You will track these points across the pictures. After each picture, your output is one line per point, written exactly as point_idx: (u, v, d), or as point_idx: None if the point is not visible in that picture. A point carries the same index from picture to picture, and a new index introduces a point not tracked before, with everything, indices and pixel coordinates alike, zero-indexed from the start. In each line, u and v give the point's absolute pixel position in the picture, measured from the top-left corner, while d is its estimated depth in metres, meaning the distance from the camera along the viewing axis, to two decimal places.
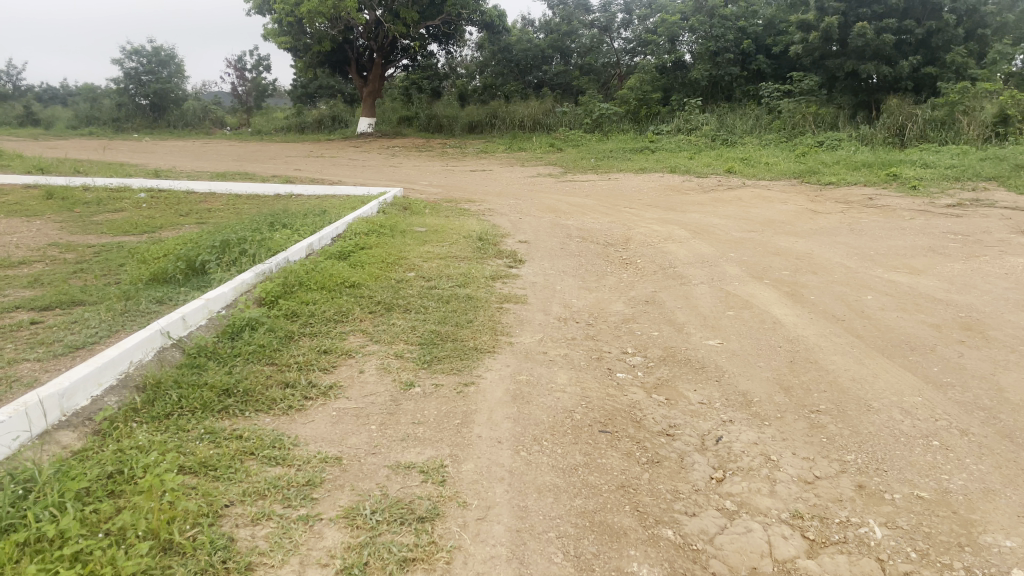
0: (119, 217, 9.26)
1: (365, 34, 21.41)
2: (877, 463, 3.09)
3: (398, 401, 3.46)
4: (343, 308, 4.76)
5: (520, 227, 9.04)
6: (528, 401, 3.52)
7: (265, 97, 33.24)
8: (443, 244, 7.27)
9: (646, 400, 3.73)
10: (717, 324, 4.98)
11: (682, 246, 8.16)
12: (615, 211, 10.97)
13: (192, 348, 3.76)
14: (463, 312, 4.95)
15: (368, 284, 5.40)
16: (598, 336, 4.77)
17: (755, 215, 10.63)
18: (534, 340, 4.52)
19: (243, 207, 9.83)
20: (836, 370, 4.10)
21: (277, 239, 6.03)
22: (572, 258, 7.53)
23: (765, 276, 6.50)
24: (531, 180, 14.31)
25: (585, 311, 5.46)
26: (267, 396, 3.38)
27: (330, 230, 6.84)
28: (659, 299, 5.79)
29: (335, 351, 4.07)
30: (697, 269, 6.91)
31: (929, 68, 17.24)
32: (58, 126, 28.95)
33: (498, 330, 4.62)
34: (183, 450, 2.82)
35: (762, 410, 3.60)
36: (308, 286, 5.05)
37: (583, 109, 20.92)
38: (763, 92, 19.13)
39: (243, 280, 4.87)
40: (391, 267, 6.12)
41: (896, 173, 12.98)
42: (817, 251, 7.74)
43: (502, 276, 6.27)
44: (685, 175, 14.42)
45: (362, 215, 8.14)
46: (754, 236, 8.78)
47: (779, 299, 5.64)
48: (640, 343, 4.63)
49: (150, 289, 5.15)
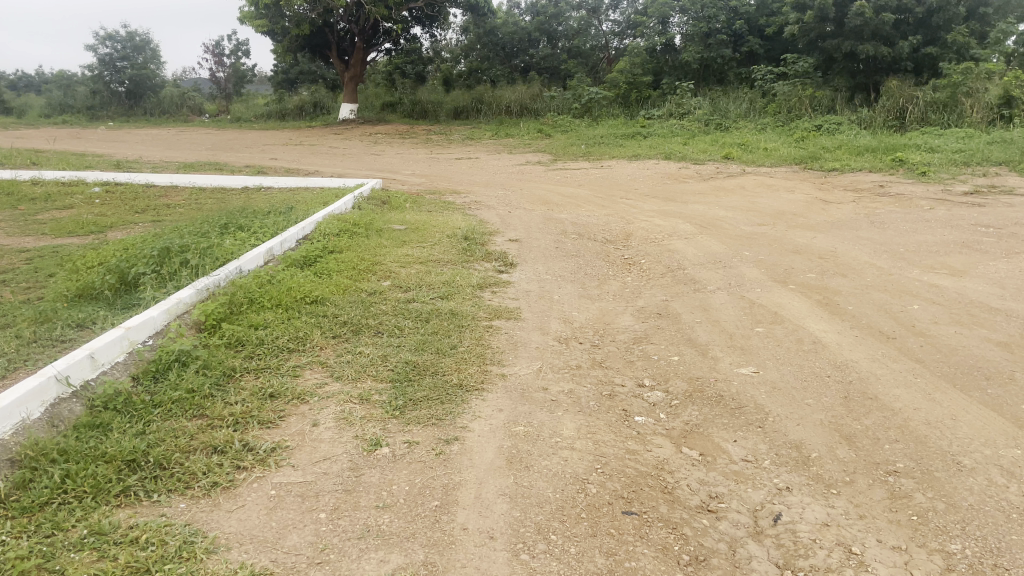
0: (66, 215, 8.40)
1: (345, 17, 20.40)
2: (992, 555, 2.34)
3: (359, 471, 2.66)
4: (300, 333, 3.95)
5: (509, 223, 8.24)
6: (527, 467, 2.74)
7: (245, 84, 32.08)
8: (423, 245, 6.46)
9: (675, 458, 2.95)
10: (747, 345, 4.20)
11: (689, 244, 7.38)
12: (610, 203, 10.18)
13: (97, 398, 2.95)
14: (444, 335, 4.14)
15: (333, 299, 4.59)
16: (608, 364, 3.99)
17: (761, 206, 9.87)
18: (531, 371, 3.73)
19: (207, 202, 8.99)
20: (905, 410, 3.34)
21: (229, 244, 5.19)
22: (568, 258, 6.73)
23: (789, 281, 5.73)
24: (520, 168, 13.51)
25: (589, 328, 4.69)
26: (186, 470, 2.58)
27: (296, 231, 6.03)
28: (673, 310, 5.01)
29: (284, 393, 3.27)
30: (711, 272, 6.15)
31: (929, 49, 16.43)
32: (29, 113, 27.84)
33: (488, 360, 3.83)
34: (49, 570, 2.03)
35: (824, 472, 2.83)
36: (260, 306, 4.24)
37: (571, 94, 20.03)
38: (756, 74, 18.37)
39: (180, 299, 4.04)
40: (364, 275, 5.32)
41: (902, 158, 12.27)
42: (840, 248, 6.97)
43: (491, 283, 5.49)
44: (681, 161, 13.65)
45: (333, 211, 7.32)
46: (766, 231, 7.99)
47: (812, 310, 4.87)
48: (660, 371, 3.86)
49: (70, 309, 4.30)
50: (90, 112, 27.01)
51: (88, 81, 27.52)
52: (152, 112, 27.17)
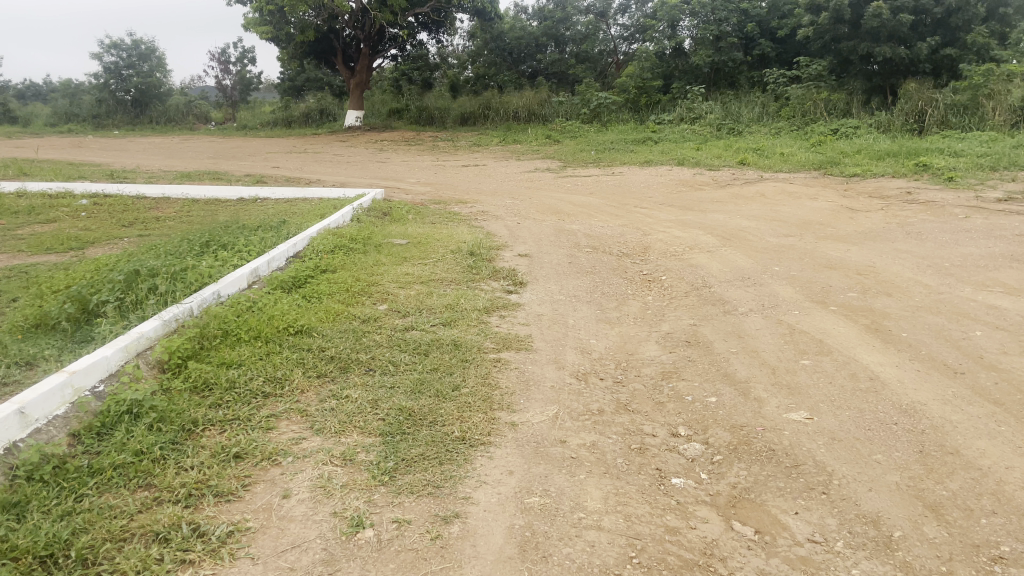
0: (48, 229, 7.91)
1: (352, 24, 19.98)
2: None
3: (335, 565, 2.15)
4: (278, 373, 3.42)
5: (518, 235, 7.72)
6: (544, 557, 2.21)
7: (251, 91, 31.69)
8: (425, 262, 5.93)
9: (726, 537, 2.41)
10: (795, 383, 3.65)
11: (713, 257, 6.83)
12: (624, 212, 9.65)
13: (19, 467, 2.43)
14: (445, 372, 3.61)
15: (320, 329, 4.07)
16: (634, 407, 3.44)
17: (785, 215, 9.30)
18: (546, 419, 3.20)
19: (200, 214, 8.50)
20: (996, 470, 2.79)
21: (206, 265, 4.66)
22: (583, 275, 6.19)
23: (829, 302, 5.17)
24: (527, 176, 13.01)
25: (610, 359, 4.15)
26: (116, 568, 2.07)
27: (284, 249, 5.52)
28: (703, 338, 4.46)
29: (252, 453, 2.74)
30: (740, 290, 5.61)
31: (948, 50, 15.85)
32: (34, 122, 27.52)
33: (496, 404, 3.30)
34: None
35: (914, 560, 2.29)
36: (236, 340, 3.72)
37: (580, 99, 19.45)
38: (768, 77, 17.85)
39: (142, 333, 3.51)
40: (358, 298, 4.80)
41: (926, 163, 11.68)
42: (879, 262, 6.40)
43: (500, 305, 4.96)
44: (696, 167, 13.13)
45: (329, 225, 6.82)
46: (793, 243, 7.43)
47: (861, 338, 4.30)
48: (697, 416, 3.32)
49: (21, 342, 3.78)
50: (95, 121, 26.62)
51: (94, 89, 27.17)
52: (158, 120, 26.78)
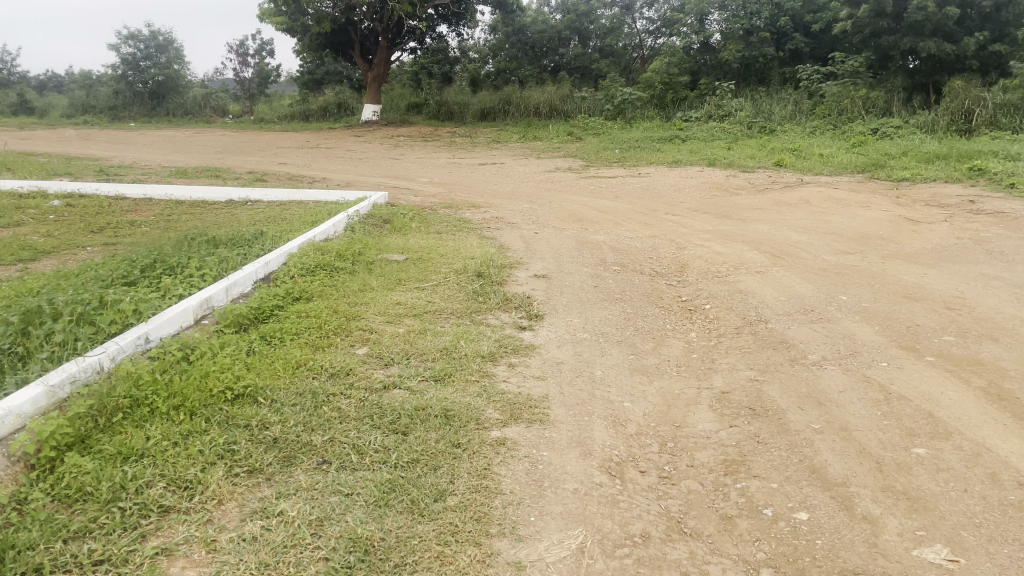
0: (5, 235, 7.00)
1: (369, 15, 19.02)
2: None
3: None
4: (185, 475, 2.42)
5: (534, 249, 6.71)
6: None
7: (268, 84, 30.74)
8: (422, 288, 4.95)
9: None
10: (915, 489, 2.62)
11: (765, 281, 5.78)
12: (654, 219, 8.62)
13: None
14: (427, 467, 2.60)
15: (267, 391, 3.06)
16: (694, 526, 2.44)
17: (837, 226, 8.21)
18: (565, 558, 2.18)
19: (181, 219, 7.57)
20: None
21: (135, 298, 3.68)
22: (612, 302, 5.18)
23: (921, 350, 4.12)
24: (547, 176, 11.99)
25: (651, 436, 3.13)
26: None
27: (249, 272, 4.51)
28: (772, 403, 3.42)
29: None
30: (805, 328, 4.57)
31: (998, 46, 14.58)
32: (49, 114, 26.85)
33: (496, 528, 2.30)
34: None
35: None
36: (147, 412, 2.75)
37: (603, 95, 18.37)
38: (802, 74, 16.62)
39: (8, 411, 2.56)
40: (330, 339, 3.80)
41: (982, 167, 10.52)
42: (967, 292, 5.33)
43: (509, 349, 3.95)
44: (729, 169, 12.04)
45: (315, 237, 5.84)
46: (855, 263, 6.37)
47: (984, 410, 3.26)
48: (785, 549, 2.31)
49: None
50: (110, 112, 25.96)
51: (110, 80, 26.40)
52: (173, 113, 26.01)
